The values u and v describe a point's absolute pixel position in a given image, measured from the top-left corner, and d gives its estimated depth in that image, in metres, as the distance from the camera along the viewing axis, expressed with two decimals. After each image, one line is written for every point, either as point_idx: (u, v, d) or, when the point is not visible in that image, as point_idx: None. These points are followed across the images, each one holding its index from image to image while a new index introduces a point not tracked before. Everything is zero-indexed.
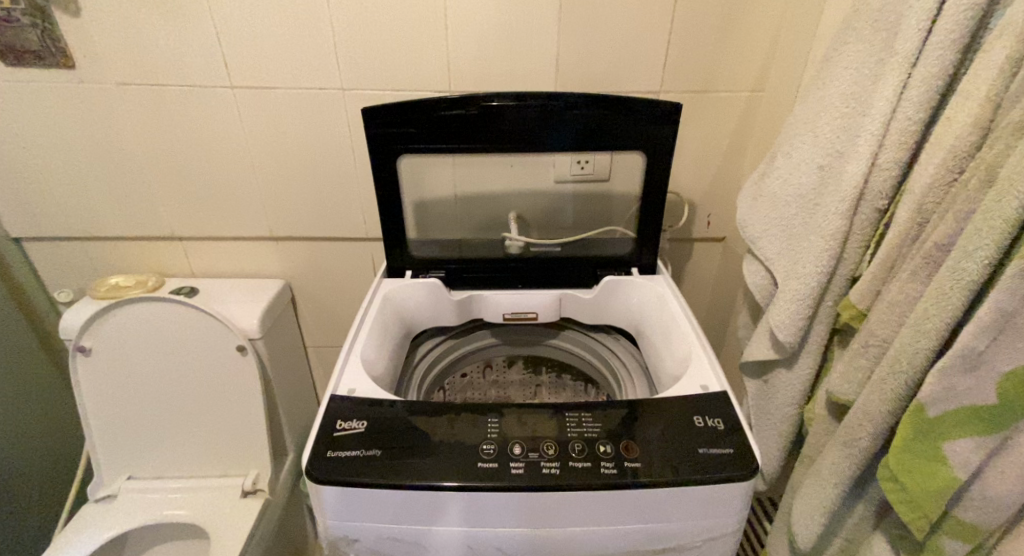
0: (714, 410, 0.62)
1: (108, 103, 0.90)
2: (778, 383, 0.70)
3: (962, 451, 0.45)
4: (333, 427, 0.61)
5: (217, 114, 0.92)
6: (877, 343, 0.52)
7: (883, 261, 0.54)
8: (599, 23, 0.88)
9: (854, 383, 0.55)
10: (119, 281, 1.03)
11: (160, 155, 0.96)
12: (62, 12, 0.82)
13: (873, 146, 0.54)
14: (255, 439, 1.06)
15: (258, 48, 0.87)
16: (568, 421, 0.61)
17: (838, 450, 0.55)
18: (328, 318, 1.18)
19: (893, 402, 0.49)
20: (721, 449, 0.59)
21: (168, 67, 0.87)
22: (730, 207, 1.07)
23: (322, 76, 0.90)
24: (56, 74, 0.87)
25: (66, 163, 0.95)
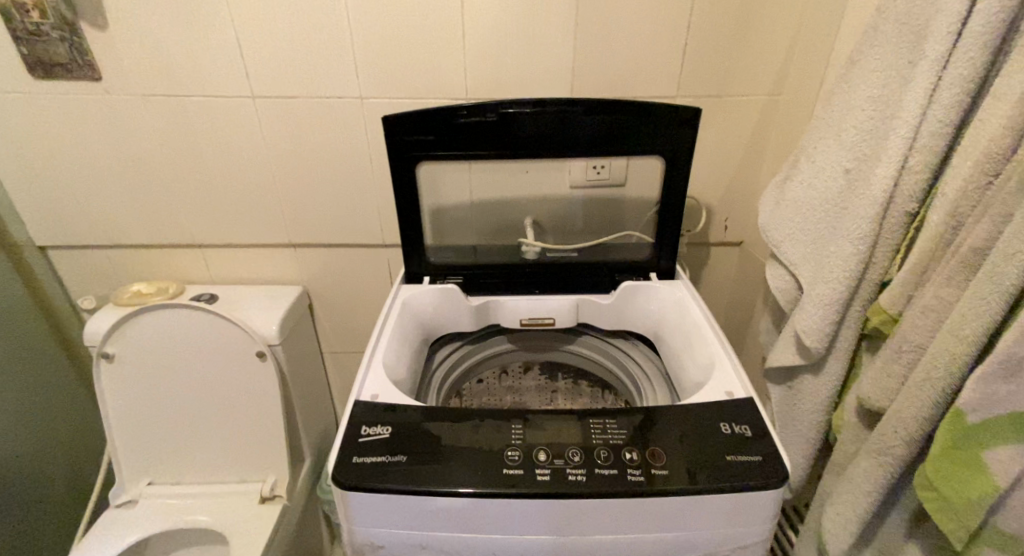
0: (741, 417, 0.62)
1: (133, 114, 0.91)
2: (804, 389, 0.69)
3: (1003, 459, 0.44)
4: (357, 433, 0.61)
5: (238, 122, 0.93)
6: (912, 349, 0.51)
7: (915, 265, 0.53)
8: (617, 29, 0.88)
9: (887, 390, 0.54)
10: (141, 289, 1.04)
11: (182, 165, 0.97)
12: (89, 25, 0.84)
13: (903, 150, 0.53)
14: (274, 444, 1.06)
15: (280, 60, 0.88)
16: (592, 428, 0.61)
17: (871, 457, 0.54)
18: (345, 324, 1.19)
19: (929, 408, 0.48)
20: (748, 456, 0.58)
21: (192, 77, 0.89)
22: (748, 211, 1.06)
23: (341, 85, 0.91)
24: (83, 86, 0.88)
25: (91, 172, 0.96)
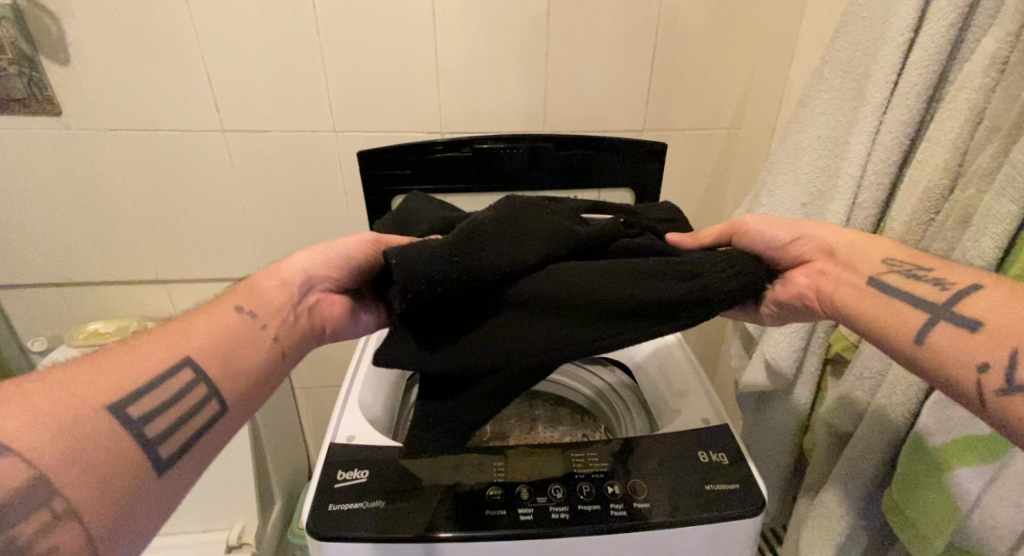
0: (717, 444, 0.63)
1: (95, 148, 0.89)
2: (776, 413, 0.70)
3: (964, 482, 0.45)
4: (334, 478, 0.59)
5: (206, 157, 0.92)
6: (871, 376, 0.53)
7: None
8: (586, 67, 0.92)
9: (853, 415, 0.56)
10: (99, 328, 1.00)
11: (148, 201, 0.95)
12: (50, 60, 0.82)
13: (853, 187, 0.57)
14: (241, 489, 1.02)
15: (254, 96, 0.88)
16: (574, 460, 0.61)
17: (842, 482, 0.56)
18: (317, 358, 1.16)
19: (887, 432, 0.51)
20: (727, 483, 0.59)
21: (160, 112, 0.87)
22: None
23: (315, 120, 0.91)
24: (40, 120, 0.85)
25: (47, 208, 0.92)
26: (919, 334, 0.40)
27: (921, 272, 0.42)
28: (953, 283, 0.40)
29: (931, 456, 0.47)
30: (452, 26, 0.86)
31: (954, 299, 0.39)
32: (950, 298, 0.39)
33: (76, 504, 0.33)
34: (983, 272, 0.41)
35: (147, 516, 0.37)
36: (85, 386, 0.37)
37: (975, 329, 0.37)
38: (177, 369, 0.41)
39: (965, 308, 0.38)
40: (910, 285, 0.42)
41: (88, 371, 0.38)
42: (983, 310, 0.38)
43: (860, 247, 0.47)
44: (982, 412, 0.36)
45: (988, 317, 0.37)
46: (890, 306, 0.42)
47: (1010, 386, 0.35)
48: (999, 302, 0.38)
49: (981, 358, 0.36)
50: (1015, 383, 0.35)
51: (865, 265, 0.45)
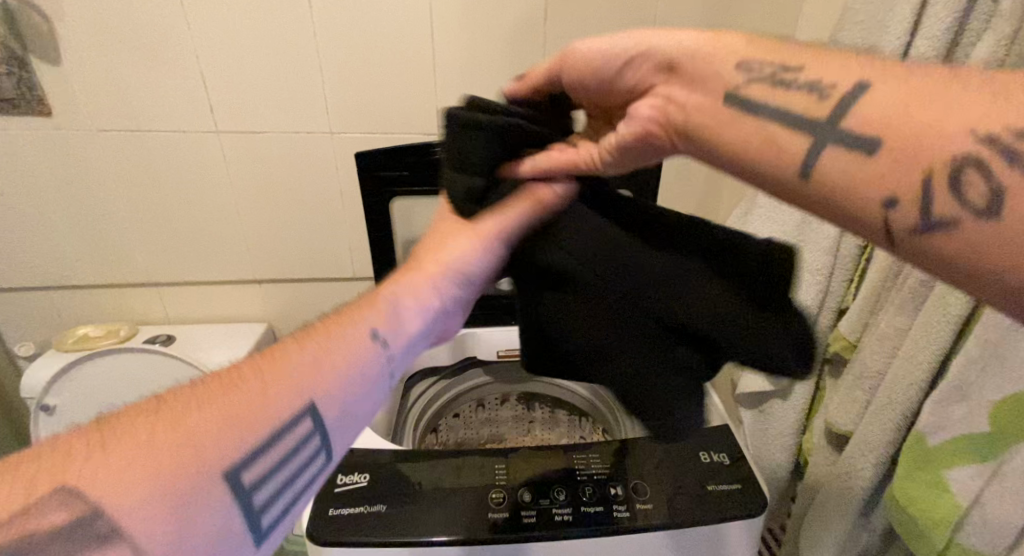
0: (717, 445, 0.63)
1: (86, 150, 0.87)
2: (774, 413, 0.71)
3: (962, 478, 0.45)
4: (333, 482, 0.58)
5: (200, 158, 0.91)
6: (872, 375, 0.53)
7: (870, 294, 0.55)
8: None
9: (852, 414, 0.56)
10: (89, 332, 0.98)
11: (139, 203, 0.93)
12: (41, 60, 0.80)
13: None
14: None
15: (247, 96, 0.87)
16: (577, 462, 0.60)
17: (841, 480, 0.57)
18: None
19: (888, 430, 0.51)
20: (728, 484, 0.59)
21: (153, 112, 0.86)
22: None
23: (310, 121, 0.90)
24: (30, 121, 0.84)
25: (36, 210, 0.91)
26: (806, 165, 0.33)
27: (790, 75, 0.34)
28: (834, 86, 0.33)
29: (932, 455, 0.47)
30: (448, 27, 0.86)
31: (849, 111, 0.32)
32: (838, 108, 0.32)
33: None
34: (859, 57, 0.33)
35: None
36: (149, 430, 0.30)
37: (873, 154, 0.31)
38: (292, 416, 0.36)
39: (859, 119, 0.31)
40: (789, 97, 0.34)
41: (177, 406, 0.32)
42: (878, 121, 0.31)
43: (705, 54, 0.37)
44: (892, 248, 0.32)
45: (884, 131, 0.30)
46: (769, 130, 0.34)
47: (927, 221, 0.30)
48: (892, 100, 0.31)
49: (890, 191, 0.31)
50: (931, 221, 0.30)
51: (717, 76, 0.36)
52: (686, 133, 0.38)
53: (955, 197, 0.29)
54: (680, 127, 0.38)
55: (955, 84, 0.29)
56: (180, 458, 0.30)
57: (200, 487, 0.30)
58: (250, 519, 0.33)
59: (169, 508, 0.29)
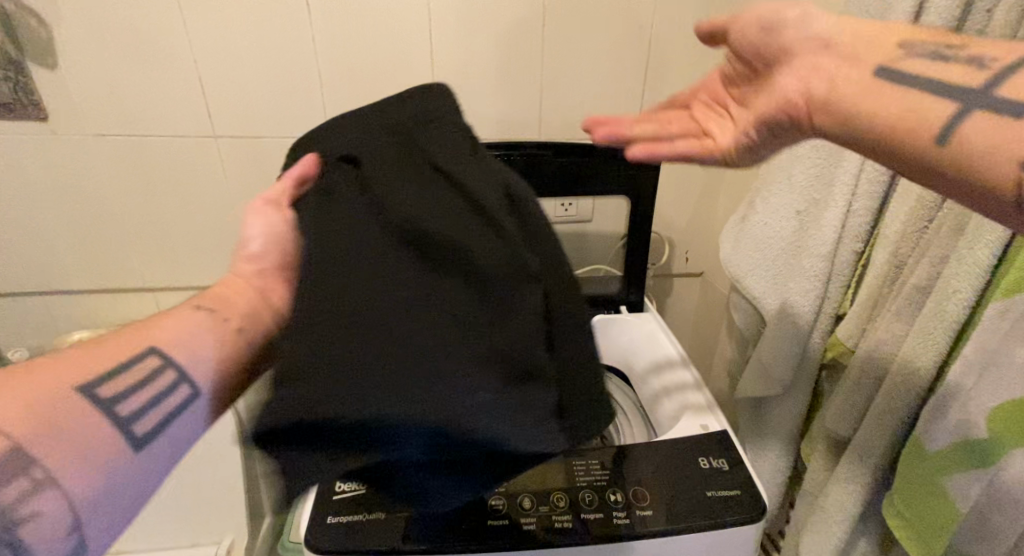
0: (717, 451, 0.63)
1: (82, 154, 0.87)
2: (772, 419, 0.71)
3: (962, 484, 0.45)
4: (333, 490, 0.58)
5: (198, 163, 0.91)
6: (870, 380, 0.54)
7: (867, 300, 0.56)
8: (580, 74, 0.92)
9: (851, 419, 0.56)
10: (84, 338, 0.98)
11: (135, 208, 0.93)
12: (37, 64, 0.80)
13: (847, 194, 0.57)
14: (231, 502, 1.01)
15: (245, 101, 0.87)
16: (577, 469, 0.60)
17: (840, 487, 0.57)
18: None
19: (887, 435, 0.52)
20: (729, 490, 0.59)
21: (150, 117, 0.86)
22: (706, 245, 1.10)
23: (307, 126, 0.90)
24: (26, 126, 0.84)
25: (30, 215, 0.90)
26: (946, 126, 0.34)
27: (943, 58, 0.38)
28: (995, 61, 0.36)
29: (932, 460, 0.47)
30: (447, 33, 0.87)
31: (997, 83, 0.34)
32: (989, 81, 0.34)
33: (52, 469, 0.32)
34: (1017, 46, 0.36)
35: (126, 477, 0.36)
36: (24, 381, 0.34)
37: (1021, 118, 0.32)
38: (137, 355, 0.40)
39: (1011, 89, 0.33)
40: (936, 71, 0.37)
41: (49, 362, 0.36)
42: None
43: (863, 36, 0.41)
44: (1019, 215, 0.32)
45: None
46: (910, 97, 0.36)
47: None
48: None
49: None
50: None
51: (878, 54, 0.39)
52: (827, 111, 0.40)
53: None
54: (822, 106, 0.40)
55: None
56: (39, 391, 0.34)
57: (62, 408, 0.34)
58: (129, 441, 0.37)
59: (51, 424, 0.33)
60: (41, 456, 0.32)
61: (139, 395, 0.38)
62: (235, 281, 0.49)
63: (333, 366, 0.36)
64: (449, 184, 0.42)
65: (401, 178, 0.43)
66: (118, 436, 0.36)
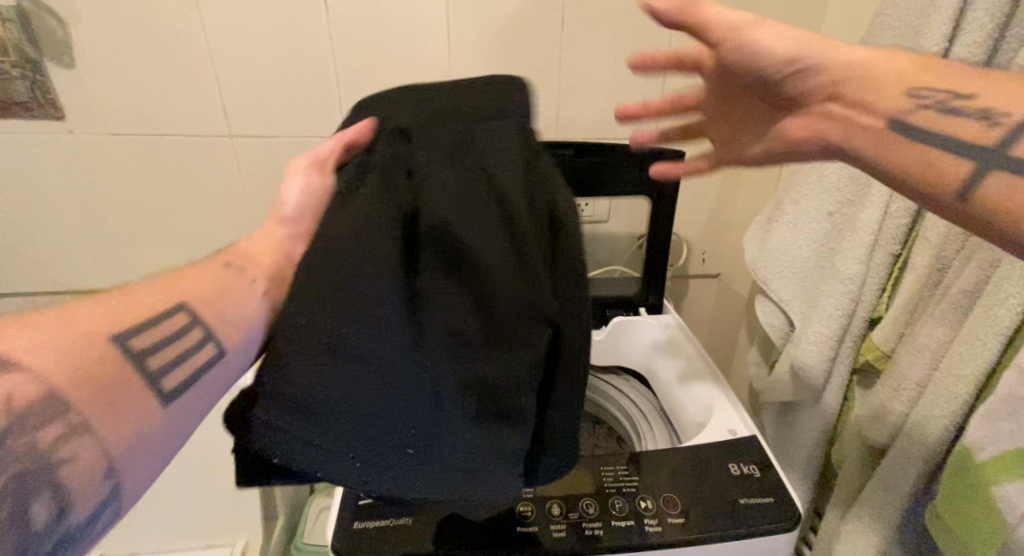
0: (747, 457, 0.62)
1: (98, 153, 0.86)
2: (801, 423, 0.70)
3: (1010, 496, 0.43)
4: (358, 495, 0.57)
5: (212, 163, 0.90)
6: (912, 387, 0.52)
7: (907, 304, 0.54)
8: (599, 72, 0.91)
9: (889, 427, 0.55)
10: None
11: (150, 207, 0.92)
12: (54, 63, 0.79)
13: (885, 195, 0.55)
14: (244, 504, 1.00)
15: (262, 100, 0.86)
16: (605, 475, 0.59)
17: (878, 495, 0.55)
18: None
19: (929, 444, 0.50)
20: (760, 498, 0.58)
21: (166, 116, 0.85)
22: (723, 246, 1.09)
23: (324, 127, 0.89)
24: (43, 125, 0.83)
25: (46, 214, 0.90)
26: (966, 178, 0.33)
27: (961, 100, 0.34)
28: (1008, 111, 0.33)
29: (978, 470, 0.46)
30: (465, 32, 0.85)
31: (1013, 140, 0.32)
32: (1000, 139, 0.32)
33: (84, 415, 0.28)
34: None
35: (148, 436, 0.32)
36: (52, 320, 0.30)
37: None
38: (166, 312, 0.35)
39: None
40: None
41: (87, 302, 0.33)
42: None
43: (874, 68, 0.37)
44: None
45: None
46: (927, 152, 0.35)
47: None
48: None
49: None
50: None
51: (887, 99, 0.36)
52: (850, 159, 0.38)
53: None
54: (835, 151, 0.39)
55: None
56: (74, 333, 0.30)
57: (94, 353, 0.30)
58: (157, 393, 0.33)
59: (72, 368, 0.29)
60: (76, 401, 0.28)
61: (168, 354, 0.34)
62: (268, 239, 0.46)
63: (356, 386, 0.35)
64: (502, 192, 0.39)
65: (459, 173, 0.39)
66: (148, 392, 0.32)
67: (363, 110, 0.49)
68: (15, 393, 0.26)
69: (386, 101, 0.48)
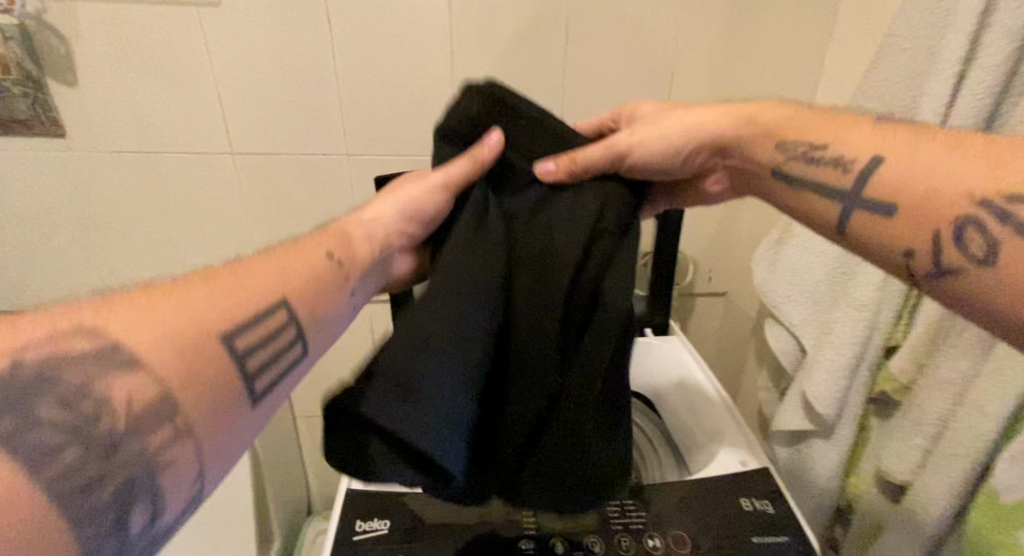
0: (759, 491, 0.59)
1: (98, 171, 0.86)
2: (815, 454, 0.67)
3: None
4: (352, 529, 0.55)
5: (213, 180, 0.89)
6: (933, 422, 0.50)
7: (926, 333, 0.52)
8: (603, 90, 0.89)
9: (910, 462, 0.52)
10: None
11: (150, 223, 0.91)
12: (55, 80, 0.79)
13: None
14: (239, 526, 0.97)
15: (262, 117, 0.85)
16: (611, 512, 0.57)
17: (901, 535, 0.53)
18: (318, 386, 1.13)
19: (954, 484, 0.47)
20: (774, 536, 0.55)
21: (167, 134, 0.85)
22: (731, 265, 1.06)
23: (325, 143, 0.88)
24: (43, 142, 0.82)
25: (45, 231, 0.89)
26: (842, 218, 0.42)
27: (816, 155, 0.43)
28: (853, 162, 0.41)
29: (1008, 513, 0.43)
30: (468, 50, 0.84)
31: (861, 185, 0.40)
32: (857, 183, 0.41)
33: (190, 422, 0.31)
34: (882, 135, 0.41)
35: (235, 437, 0.34)
36: (175, 313, 0.32)
37: (889, 216, 0.39)
38: (271, 307, 0.37)
39: (877, 188, 0.40)
40: None
41: (190, 290, 0.34)
42: (892, 190, 0.39)
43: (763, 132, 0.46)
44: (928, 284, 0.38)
45: (900, 200, 0.38)
46: (810, 200, 0.44)
47: (937, 269, 0.37)
48: (899, 172, 0.39)
49: (912, 243, 0.38)
50: (944, 265, 0.37)
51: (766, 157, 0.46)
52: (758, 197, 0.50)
53: (961, 248, 0.35)
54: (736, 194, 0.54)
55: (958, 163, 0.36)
56: (190, 328, 0.32)
57: (195, 349, 0.32)
58: (250, 396, 0.35)
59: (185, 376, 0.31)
60: (180, 409, 0.30)
61: (266, 349, 0.36)
62: (361, 221, 0.49)
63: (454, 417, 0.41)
64: (581, 265, 0.47)
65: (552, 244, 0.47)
66: (242, 395, 0.34)
67: (501, 116, 0.49)
68: (135, 394, 0.28)
69: (512, 110, 0.49)
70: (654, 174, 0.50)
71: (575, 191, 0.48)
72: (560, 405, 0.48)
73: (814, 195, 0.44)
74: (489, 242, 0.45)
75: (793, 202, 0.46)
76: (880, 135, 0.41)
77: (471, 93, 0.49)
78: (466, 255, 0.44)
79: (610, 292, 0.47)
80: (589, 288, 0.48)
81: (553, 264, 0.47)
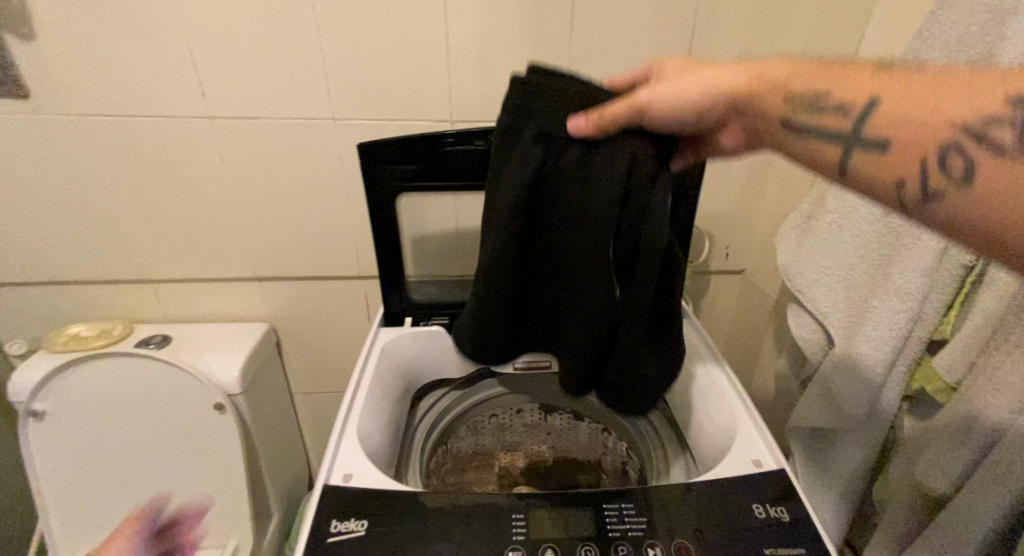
0: (776, 496, 0.54)
1: (70, 136, 0.80)
2: (837, 453, 0.61)
3: None
4: (326, 530, 0.51)
5: (191, 147, 0.83)
6: (983, 432, 0.43)
7: (981, 327, 0.45)
8: (614, 48, 0.81)
9: (951, 474, 0.46)
10: (79, 332, 0.92)
11: (129, 193, 0.86)
12: (14, 37, 0.73)
13: None
14: (234, 505, 0.94)
15: (240, 77, 0.79)
16: (609, 516, 0.52)
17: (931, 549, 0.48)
18: (315, 363, 1.09)
19: (1005, 499, 0.42)
20: (791, 548, 0.49)
21: (139, 96, 0.78)
22: (752, 240, 0.98)
23: (308, 106, 0.81)
24: (8, 106, 0.77)
25: (19, 201, 0.84)
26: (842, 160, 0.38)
27: (819, 99, 0.40)
28: (851, 103, 0.38)
29: None
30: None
31: (860, 125, 0.37)
32: (853, 125, 0.38)
33: None
34: (873, 73, 0.38)
35: None
36: None
37: (888, 148, 0.36)
38: None
39: (877, 121, 0.37)
40: None
41: None
42: (890, 121, 0.36)
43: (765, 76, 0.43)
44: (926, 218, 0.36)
45: (896, 128, 0.36)
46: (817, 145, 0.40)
47: (958, 182, 0.33)
48: (898, 103, 0.36)
49: (910, 167, 0.36)
50: (929, 191, 0.35)
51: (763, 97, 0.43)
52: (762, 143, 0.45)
53: (972, 163, 0.33)
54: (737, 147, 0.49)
55: (978, 84, 0.33)
56: None
57: None
58: None
59: None
60: None
61: None
62: None
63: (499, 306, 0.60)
64: (604, 220, 0.50)
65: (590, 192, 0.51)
66: None
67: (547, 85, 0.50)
68: None
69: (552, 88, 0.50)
70: (672, 115, 0.47)
71: (608, 154, 0.49)
72: (619, 332, 0.56)
73: (812, 143, 0.40)
74: (533, 181, 0.52)
75: (800, 150, 0.41)
76: (880, 77, 0.37)
77: (516, 77, 0.51)
78: (517, 195, 0.52)
79: (643, 247, 0.50)
80: (629, 238, 0.51)
81: (597, 218, 0.51)
